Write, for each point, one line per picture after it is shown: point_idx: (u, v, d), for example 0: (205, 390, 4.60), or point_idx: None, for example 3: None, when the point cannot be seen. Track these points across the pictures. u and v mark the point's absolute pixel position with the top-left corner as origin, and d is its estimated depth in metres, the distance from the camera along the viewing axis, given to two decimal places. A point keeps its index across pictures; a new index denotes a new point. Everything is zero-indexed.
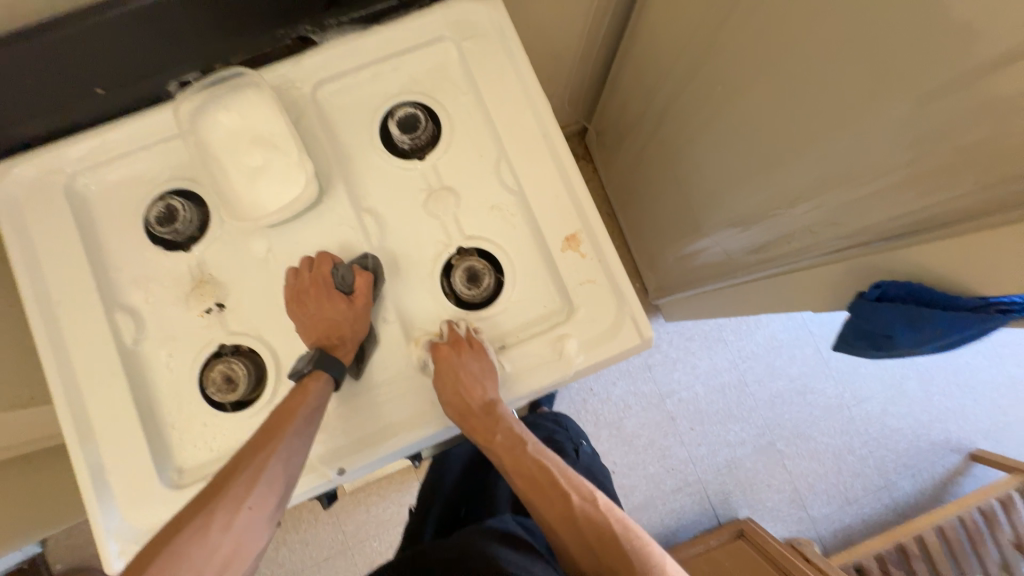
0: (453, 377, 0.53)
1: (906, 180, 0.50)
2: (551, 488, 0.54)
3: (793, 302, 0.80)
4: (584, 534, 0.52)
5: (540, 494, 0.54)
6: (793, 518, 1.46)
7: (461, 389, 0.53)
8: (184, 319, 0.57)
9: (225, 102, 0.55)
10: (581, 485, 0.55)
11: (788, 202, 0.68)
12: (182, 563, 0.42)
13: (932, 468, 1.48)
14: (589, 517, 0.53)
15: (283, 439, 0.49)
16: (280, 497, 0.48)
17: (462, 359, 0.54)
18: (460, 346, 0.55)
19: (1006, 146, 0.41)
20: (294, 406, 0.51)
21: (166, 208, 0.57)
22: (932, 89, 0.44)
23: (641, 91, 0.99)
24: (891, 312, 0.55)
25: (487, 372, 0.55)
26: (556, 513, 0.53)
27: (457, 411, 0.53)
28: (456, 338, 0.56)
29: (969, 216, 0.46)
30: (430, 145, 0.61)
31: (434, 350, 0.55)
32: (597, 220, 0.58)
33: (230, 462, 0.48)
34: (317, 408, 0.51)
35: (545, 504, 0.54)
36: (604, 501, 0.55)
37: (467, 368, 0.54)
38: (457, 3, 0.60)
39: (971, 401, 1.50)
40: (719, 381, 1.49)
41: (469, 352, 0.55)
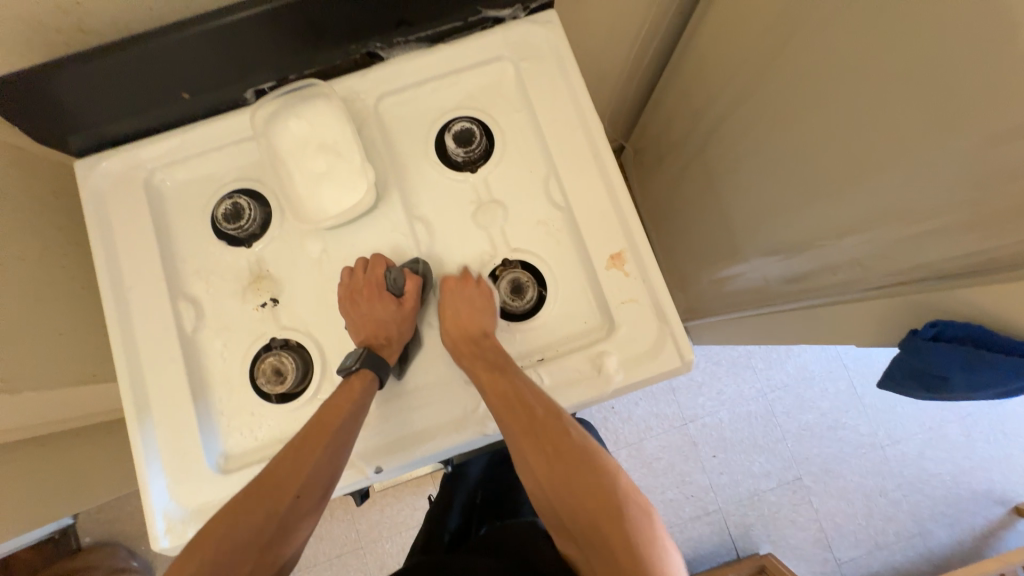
0: (454, 309, 0.57)
1: (971, 219, 0.49)
2: (530, 409, 0.53)
3: (834, 334, 0.79)
4: (554, 462, 0.51)
5: (518, 423, 0.52)
6: (818, 559, 1.40)
7: (457, 316, 0.56)
8: (241, 312, 0.60)
9: (296, 109, 0.58)
10: (558, 414, 0.54)
11: (836, 234, 0.67)
12: (238, 544, 0.46)
13: (971, 518, 1.40)
14: (565, 451, 0.51)
15: (330, 435, 0.51)
16: (325, 488, 0.51)
17: (465, 290, 0.58)
18: (466, 280, 0.58)
19: None
20: (342, 402, 0.53)
21: (232, 206, 0.60)
22: (1005, 130, 0.43)
23: (686, 113, 1.00)
24: (947, 353, 0.53)
25: (486, 306, 0.57)
26: (531, 439, 0.52)
27: (452, 336, 0.56)
28: (466, 271, 0.59)
29: None
30: (482, 158, 0.63)
31: (444, 283, 0.59)
32: (643, 241, 0.59)
33: (281, 453, 0.51)
34: (363, 405, 0.53)
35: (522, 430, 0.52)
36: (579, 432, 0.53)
37: (467, 295, 0.57)
38: (518, 24, 0.63)
39: (1018, 451, 1.42)
40: (745, 409, 1.46)
41: (473, 287, 0.58)
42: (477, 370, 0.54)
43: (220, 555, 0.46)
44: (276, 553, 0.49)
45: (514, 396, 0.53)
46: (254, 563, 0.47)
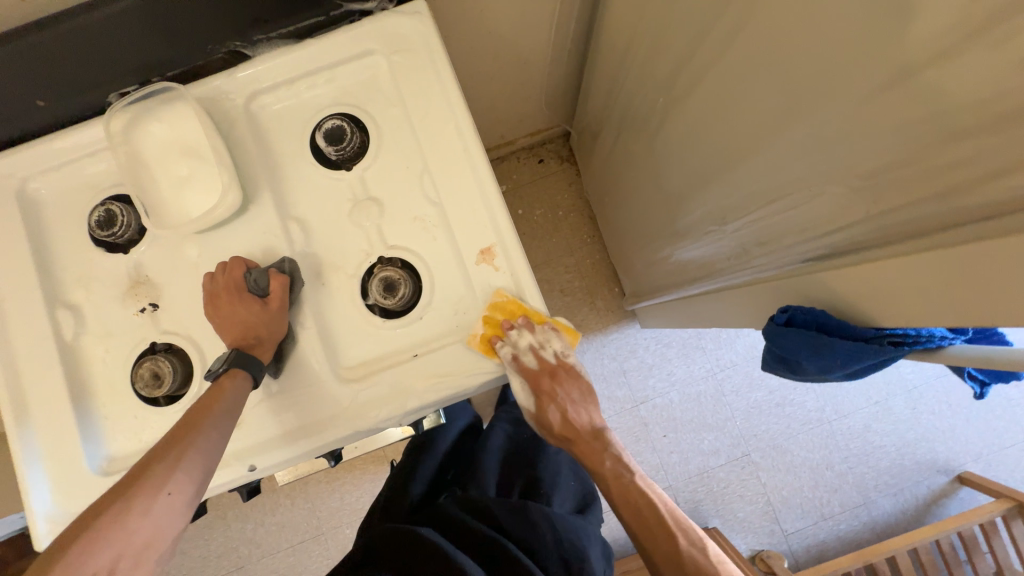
0: (563, 405, 0.65)
1: (829, 199, 0.49)
2: (646, 510, 0.65)
3: (739, 316, 0.80)
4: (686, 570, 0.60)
5: (651, 533, 0.64)
6: (765, 531, 1.44)
7: (568, 415, 0.66)
8: (120, 318, 0.61)
9: (157, 113, 0.57)
10: (686, 528, 0.64)
11: (729, 214, 0.68)
12: (103, 546, 0.46)
13: (914, 487, 1.44)
14: (684, 546, 0.62)
15: (203, 430, 0.53)
16: (199, 483, 0.52)
17: (564, 380, 0.63)
18: (557, 374, 0.63)
19: (908, 168, 0.39)
20: (210, 402, 0.54)
21: (105, 212, 0.60)
22: (842, 108, 0.42)
23: (610, 95, 0.98)
24: (796, 338, 0.53)
25: (585, 395, 0.66)
26: (649, 521, 0.65)
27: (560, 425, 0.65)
28: (545, 355, 0.60)
29: (896, 241, 0.44)
30: (357, 154, 0.62)
31: (533, 376, 0.60)
32: (511, 235, 0.59)
33: (150, 453, 0.52)
34: (235, 403, 0.55)
35: (642, 523, 0.65)
36: (705, 546, 0.63)
37: (567, 384, 0.63)
38: (387, 15, 0.61)
39: (962, 421, 1.44)
40: (695, 389, 1.48)
41: (562, 371, 0.63)
42: (602, 467, 0.67)
43: (79, 562, 0.44)
44: (145, 556, 0.48)
45: (627, 488, 0.66)
46: (119, 567, 0.46)
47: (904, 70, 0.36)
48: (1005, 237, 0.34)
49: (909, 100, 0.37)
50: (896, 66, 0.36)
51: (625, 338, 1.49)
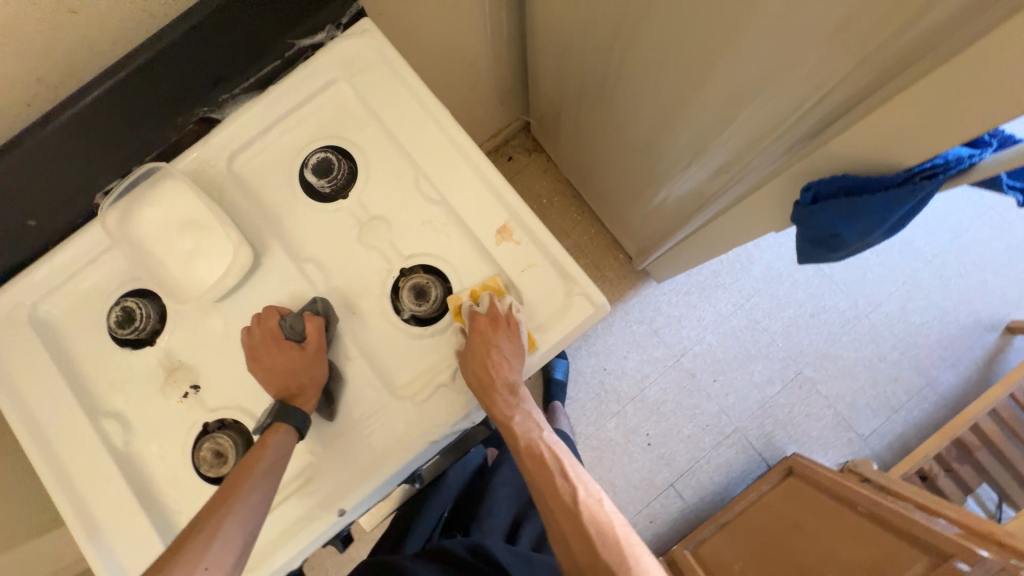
0: (486, 356, 0.57)
1: (806, 74, 0.50)
2: (564, 497, 0.63)
3: (752, 230, 0.80)
4: (581, 528, 0.61)
5: (550, 487, 0.64)
6: (843, 442, 1.41)
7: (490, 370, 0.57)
8: (165, 410, 0.59)
9: (146, 197, 0.57)
10: (589, 486, 0.65)
11: (716, 130, 0.68)
12: None
13: (970, 352, 1.42)
14: (586, 512, 0.62)
15: (241, 496, 0.51)
16: (237, 555, 0.50)
17: (493, 338, 0.56)
18: (499, 324, 0.56)
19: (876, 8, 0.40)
20: (253, 461, 0.52)
21: (123, 310, 0.59)
22: None
23: (559, 69, 1.00)
24: (827, 211, 0.54)
25: (513, 351, 0.57)
26: (564, 512, 0.63)
27: (478, 378, 0.57)
28: (497, 317, 0.56)
29: (885, 83, 0.45)
30: (349, 180, 0.62)
31: (474, 322, 0.57)
32: (523, 208, 0.59)
33: (190, 523, 0.51)
34: (279, 458, 0.53)
35: (559, 508, 0.63)
36: (606, 505, 0.64)
37: (494, 346, 0.56)
38: (338, 42, 0.62)
39: (991, 274, 1.45)
40: (728, 326, 1.47)
41: (502, 330, 0.56)
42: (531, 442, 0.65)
43: None
44: None
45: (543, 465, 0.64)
46: None
47: None
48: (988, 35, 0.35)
49: None
50: None
51: (645, 298, 1.49)
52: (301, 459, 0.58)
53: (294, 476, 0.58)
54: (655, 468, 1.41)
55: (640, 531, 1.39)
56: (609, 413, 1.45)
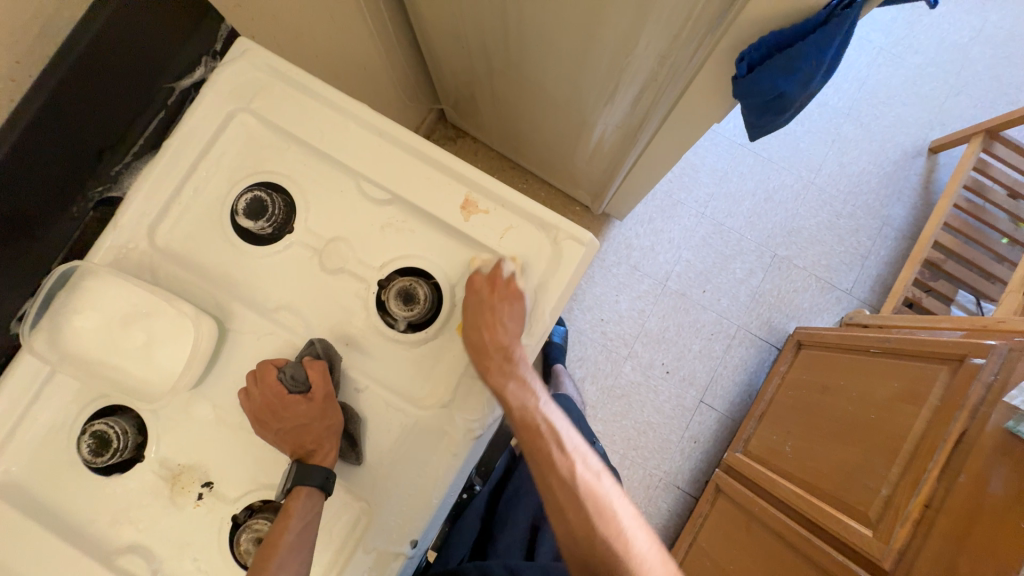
0: (481, 319, 0.53)
1: None
2: (561, 471, 0.55)
3: (692, 133, 0.80)
4: (581, 507, 0.54)
5: (546, 464, 0.56)
6: (833, 302, 1.48)
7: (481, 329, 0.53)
8: (183, 520, 0.53)
9: (74, 304, 0.50)
10: (589, 462, 0.58)
11: (628, 46, 0.67)
12: None
13: (908, 182, 1.53)
14: (585, 489, 0.55)
15: None
16: None
17: (493, 300, 0.54)
18: (497, 287, 0.54)
19: None
20: (276, 537, 0.47)
21: (94, 437, 0.52)
22: None
23: (455, 42, 0.96)
24: (767, 74, 0.55)
25: (508, 316, 0.54)
26: (561, 486, 0.55)
27: (479, 337, 0.53)
28: (501, 279, 0.54)
29: None
30: (288, 212, 0.57)
31: (481, 284, 0.54)
32: (480, 175, 0.56)
33: None
34: (306, 528, 0.48)
35: (556, 481, 0.55)
36: (604, 485, 0.57)
37: (493, 308, 0.54)
38: (219, 72, 0.56)
39: (901, 106, 1.55)
40: (698, 237, 1.51)
41: (503, 294, 0.54)
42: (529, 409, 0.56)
43: None
44: None
45: (539, 436, 0.56)
46: None
47: None
48: None
49: None
50: None
51: (614, 240, 1.50)
52: (349, 510, 0.53)
53: (344, 536, 0.53)
54: (682, 391, 1.45)
55: (689, 455, 1.42)
56: (621, 358, 1.46)
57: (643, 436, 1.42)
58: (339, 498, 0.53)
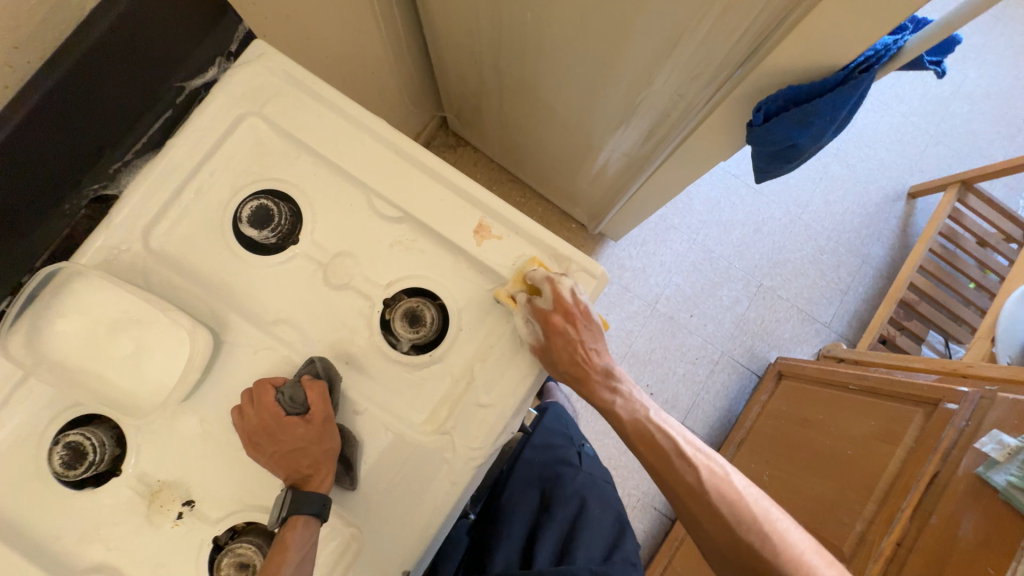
0: (571, 350, 0.55)
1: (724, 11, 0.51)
2: (687, 478, 0.59)
3: (699, 167, 0.82)
4: (713, 510, 0.57)
5: (669, 469, 0.59)
6: (813, 333, 1.53)
7: (577, 357, 0.55)
8: (159, 541, 0.50)
9: (58, 307, 0.47)
10: (711, 464, 0.60)
11: (645, 81, 0.68)
12: None
13: (888, 223, 1.60)
14: (720, 494, 0.57)
15: None
16: None
17: (574, 328, 0.54)
18: (571, 314, 0.54)
19: None
20: (273, 571, 0.45)
21: (68, 448, 0.49)
22: None
23: (467, 53, 0.96)
24: (783, 124, 0.56)
25: (597, 338, 0.57)
26: (692, 497, 0.58)
27: (570, 371, 0.55)
28: (568, 305, 0.54)
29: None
30: (295, 223, 0.55)
31: (543, 320, 0.53)
32: (494, 200, 0.55)
33: None
34: (303, 560, 0.47)
35: (686, 491, 0.58)
36: (734, 484, 0.58)
37: (577, 340, 0.55)
38: (233, 74, 0.54)
39: (884, 151, 1.62)
40: (689, 262, 1.54)
41: (582, 323, 0.55)
42: (615, 408, 0.60)
43: None
44: None
45: (665, 452, 0.60)
46: None
47: None
48: None
49: None
50: None
51: (608, 259, 1.51)
52: (339, 536, 0.51)
53: (333, 562, 0.51)
54: None
55: None
56: None
57: (624, 455, 1.43)
58: (330, 523, 0.52)
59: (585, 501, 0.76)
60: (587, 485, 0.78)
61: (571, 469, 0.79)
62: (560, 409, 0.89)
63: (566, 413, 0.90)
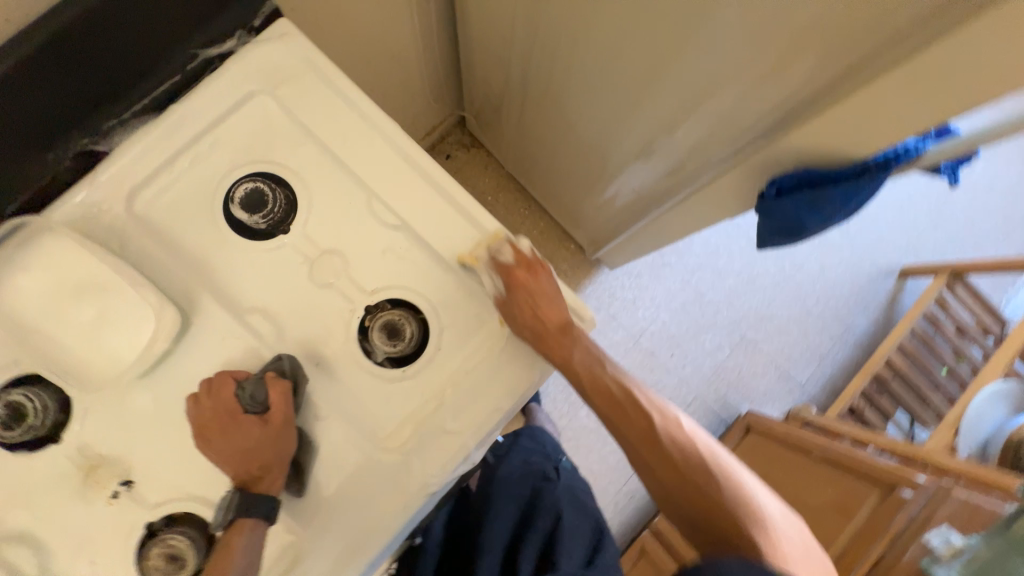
0: (531, 303, 0.54)
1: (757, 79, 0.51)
2: (641, 424, 0.59)
3: (705, 219, 0.82)
4: (665, 452, 0.58)
5: (623, 416, 0.59)
6: (785, 392, 1.55)
7: (536, 309, 0.54)
8: (89, 517, 0.48)
9: (20, 260, 0.45)
10: (663, 408, 0.60)
11: (668, 127, 0.68)
12: None
13: (876, 297, 1.62)
14: (671, 435, 0.59)
15: None
16: None
17: (533, 282, 0.55)
18: (532, 270, 0.55)
19: (839, 13, 0.41)
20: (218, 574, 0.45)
21: (8, 408, 0.47)
22: None
23: (497, 60, 0.94)
24: (794, 203, 0.57)
25: (554, 290, 0.56)
26: (644, 441, 0.59)
27: (532, 330, 0.53)
28: (529, 263, 0.56)
29: (833, 85, 0.47)
30: (288, 212, 0.53)
31: (505, 274, 0.55)
32: (495, 225, 0.54)
33: None
34: (251, 563, 0.46)
35: (638, 433, 0.59)
36: (684, 427, 0.60)
37: (537, 293, 0.55)
38: (251, 49, 0.53)
39: (885, 226, 1.65)
40: (679, 301, 1.54)
41: (538, 279, 0.55)
42: (575, 362, 0.56)
43: None
44: None
45: (620, 399, 0.59)
46: None
47: None
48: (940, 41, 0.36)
49: None
50: None
51: (600, 286, 1.51)
52: (278, 540, 0.50)
53: (268, 567, 0.50)
54: None
55: None
56: None
57: None
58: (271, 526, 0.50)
59: (564, 512, 0.75)
60: (566, 496, 0.77)
61: (550, 483, 0.79)
62: (536, 429, 0.92)
63: (543, 434, 0.92)
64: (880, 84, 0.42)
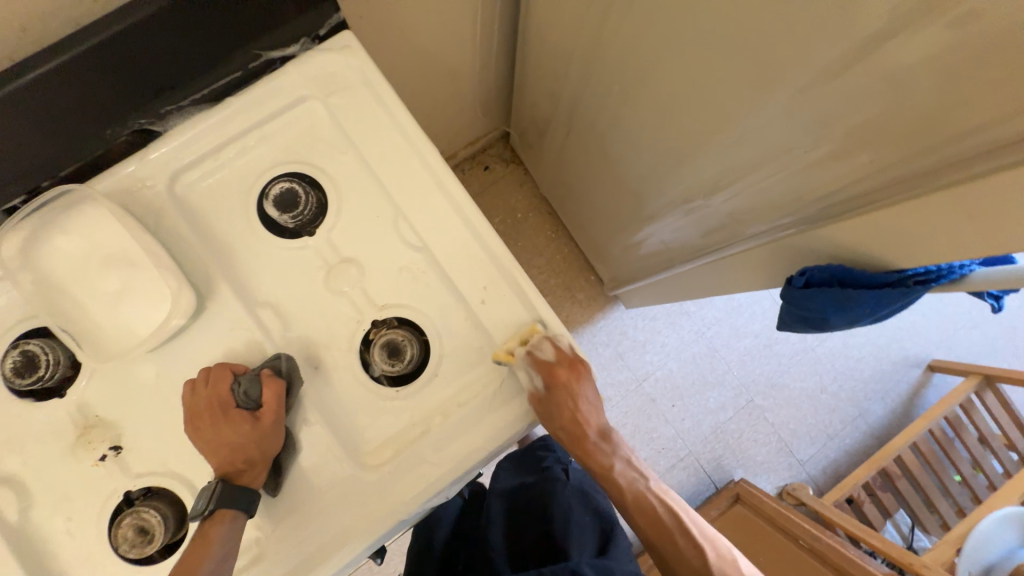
0: (570, 411, 0.55)
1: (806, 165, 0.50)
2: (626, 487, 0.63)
3: (729, 285, 0.80)
4: (642, 514, 0.64)
5: (609, 479, 0.62)
6: (784, 466, 1.50)
7: (569, 417, 0.55)
8: (75, 474, 0.50)
9: (61, 224, 0.47)
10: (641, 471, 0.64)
11: (707, 189, 0.67)
12: None
13: (897, 387, 1.55)
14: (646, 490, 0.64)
15: None
16: None
17: (569, 382, 0.54)
18: (571, 371, 0.54)
19: (897, 124, 0.40)
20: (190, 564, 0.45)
21: (23, 356, 0.49)
22: (817, 74, 0.42)
23: (548, 88, 0.95)
24: (820, 297, 0.55)
25: (583, 384, 0.55)
26: (625, 501, 0.63)
27: (564, 431, 0.55)
28: (569, 365, 0.54)
29: (881, 190, 0.45)
30: (318, 215, 0.55)
31: (546, 370, 0.53)
32: (512, 263, 0.54)
33: None
34: (223, 557, 0.46)
35: (617, 492, 0.62)
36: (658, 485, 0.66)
37: (568, 391, 0.54)
38: (313, 55, 0.54)
39: (919, 315, 1.57)
40: (690, 352, 1.51)
41: (569, 378, 0.54)
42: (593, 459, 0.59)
43: None
44: None
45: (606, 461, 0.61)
46: None
47: (886, 29, 0.36)
48: (1000, 175, 0.35)
49: (895, 56, 0.37)
50: (865, 34, 0.37)
51: (612, 322, 1.49)
52: (246, 533, 0.51)
53: None
54: None
55: None
56: None
57: None
58: None
59: (571, 511, 0.75)
60: (576, 496, 0.77)
61: (558, 480, 0.80)
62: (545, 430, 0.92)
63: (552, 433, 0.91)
64: (929, 202, 0.41)
